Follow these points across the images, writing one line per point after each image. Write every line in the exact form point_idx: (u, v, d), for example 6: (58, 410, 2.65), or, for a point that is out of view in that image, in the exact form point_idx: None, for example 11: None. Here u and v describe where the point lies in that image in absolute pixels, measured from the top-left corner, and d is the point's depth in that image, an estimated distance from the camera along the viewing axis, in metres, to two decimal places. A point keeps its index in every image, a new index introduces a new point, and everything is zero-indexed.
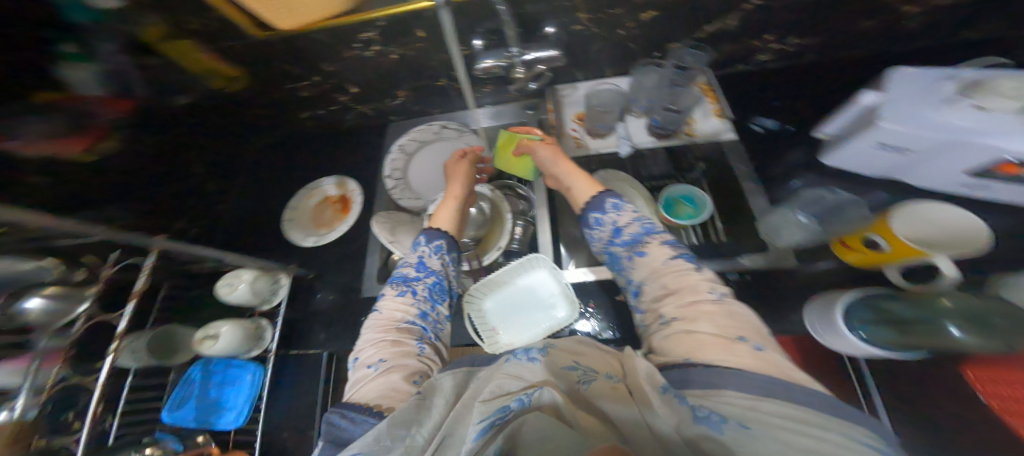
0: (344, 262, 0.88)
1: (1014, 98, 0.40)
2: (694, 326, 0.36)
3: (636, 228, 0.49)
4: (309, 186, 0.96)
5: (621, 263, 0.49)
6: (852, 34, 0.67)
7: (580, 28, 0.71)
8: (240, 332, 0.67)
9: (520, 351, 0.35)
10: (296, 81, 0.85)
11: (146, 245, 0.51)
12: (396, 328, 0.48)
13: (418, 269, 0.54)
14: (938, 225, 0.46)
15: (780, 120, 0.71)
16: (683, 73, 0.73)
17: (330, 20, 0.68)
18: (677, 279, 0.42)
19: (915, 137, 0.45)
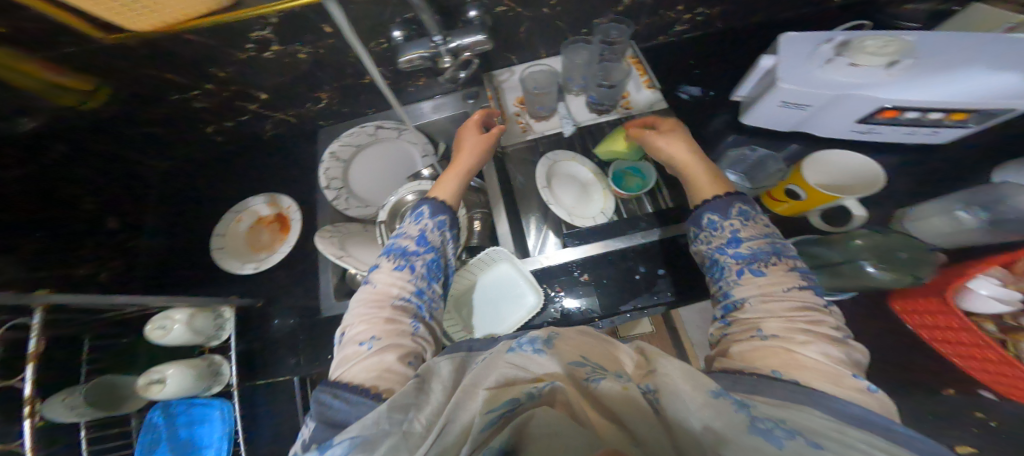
0: (291, 285, 0.82)
1: (880, 54, 0.44)
2: (793, 344, 0.33)
3: (763, 243, 0.41)
4: (235, 208, 0.88)
5: (724, 275, 0.42)
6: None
7: (503, 10, 0.70)
8: (197, 371, 0.62)
9: (524, 341, 0.33)
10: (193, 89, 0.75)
11: (25, 301, 0.44)
12: (390, 305, 0.44)
13: (418, 242, 0.49)
14: (844, 169, 0.50)
15: (704, 86, 0.75)
16: (610, 48, 0.75)
17: (208, 18, 0.60)
18: (793, 307, 0.36)
19: (811, 93, 0.49)
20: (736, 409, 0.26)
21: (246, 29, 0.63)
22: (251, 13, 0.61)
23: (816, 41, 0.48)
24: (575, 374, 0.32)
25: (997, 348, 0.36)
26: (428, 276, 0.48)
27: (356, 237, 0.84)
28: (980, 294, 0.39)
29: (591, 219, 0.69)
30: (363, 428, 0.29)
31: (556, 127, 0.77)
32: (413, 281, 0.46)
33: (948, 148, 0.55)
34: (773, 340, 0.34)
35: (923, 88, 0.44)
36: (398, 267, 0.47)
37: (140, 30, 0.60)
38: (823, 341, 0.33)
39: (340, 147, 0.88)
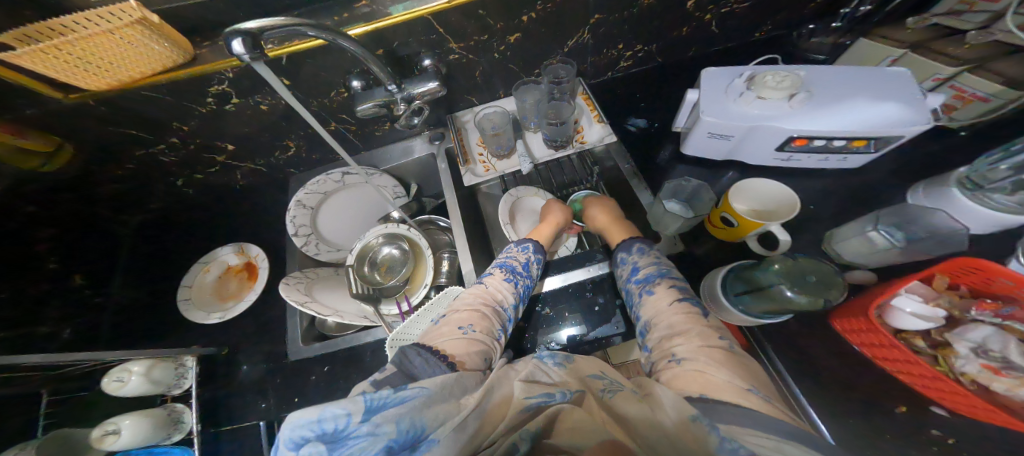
0: (250, 342, 0.79)
1: (779, 88, 0.49)
2: (708, 367, 0.37)
3: (652, 269, 0.52)
4: (203, 259, 0.86)
5: (634, 301, 0.52)
6: (682, 38, 0.79)
7: (456, 57, 0.73)
8: (151, 421, 0.59)
9: (547, 356, 0.40)
10: (154, 146, 0.77)
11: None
12: (492, 308, 0.52)
13: (527, 267, 0.59)
14: (769, 195, 0.53)
15: (649, 119, 0.78)
16: (558, 87, 0.78)
17: (160, 76, 0.62)
18: (685, 320, 0.44)
19: (728, 126, 0.53)
20: (709, 430, 0.29)
21: (205, 83, 0.65)
22: (206, 70, 0.62)
23: (727, 78, 0.54)
24: (588, 385, 0.38)
25: (929, 367, 0.37)
26: (522, 297, 0.57)
27: (325, 282, 0.83)
28: (905, 312, 0.40)
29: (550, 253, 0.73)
30: (432, 384, 0.35)
31: (515, 165, 0.80)
32: (514, 294, 0.56)
33: (867, 170, 0.59)
34: (688, 364, 0.38)
35: (826, 117, 0.49)
36: (507, 279, 0.57)
37: (89, 89, 0.61)
38: (728, 363, 0.37)
39: (306, 195, 0.87)
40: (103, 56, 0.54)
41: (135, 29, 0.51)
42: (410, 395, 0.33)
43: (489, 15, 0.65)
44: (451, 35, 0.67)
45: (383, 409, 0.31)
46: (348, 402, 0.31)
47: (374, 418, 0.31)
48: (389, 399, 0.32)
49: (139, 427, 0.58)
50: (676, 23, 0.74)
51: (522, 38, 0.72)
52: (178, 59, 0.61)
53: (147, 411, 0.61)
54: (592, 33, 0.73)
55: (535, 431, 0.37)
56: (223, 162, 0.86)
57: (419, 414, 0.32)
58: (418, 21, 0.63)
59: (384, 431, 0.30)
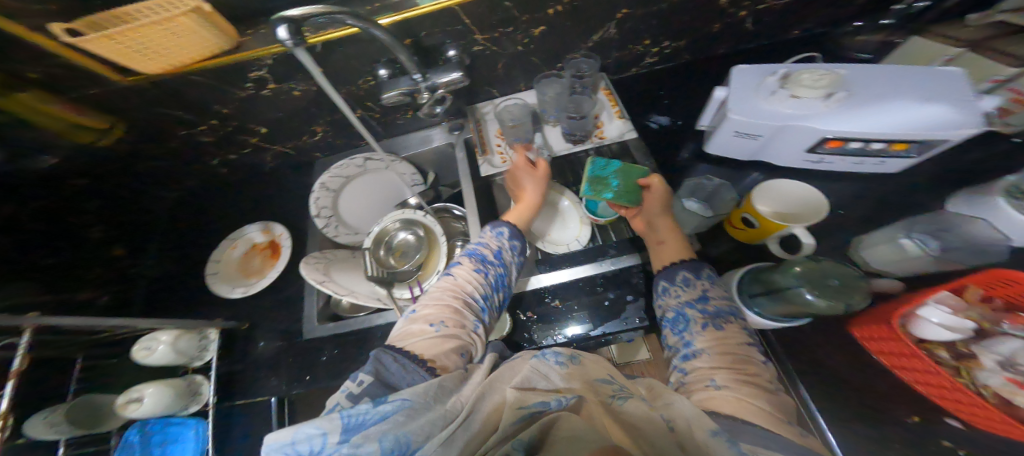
0: (270, 316, 0.83)
1: (814, 86, 0.47)
2: (745, 394, 0.36)
3: (722, 303, 0.46)
4: (230, 236, 0.90)
5: (688, 326, 0.45)
6: (712, 35, 0.76)
7: (480, 49, 0.74)
8: (172, 390, 0.64)
9: (549, 353, 0.42)
10: (193, 127, 0.81)
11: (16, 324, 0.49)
12: (461, 300, 0.50)
13: (498, 256, 0.56)
14: (793, 197, 0.52)
15: (672, 117, 0.77)
16: (580, 81, 0.77)
17: (207, 61, 0.66)
18: (736, 354, 0.41)
19: (755, 125, 0.52)
20: (728, 446, 0.30)
21: (244, 69, 0.68)
22: (248, 56, 0.66)
23: (759, 75, 0.52)
24: (598, 390, 0.39)
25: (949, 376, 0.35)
26: (495, 288, 0.54)
27: (341, 263, 0.86)
28: (931, 322, 0.38)
29: (564, 246, 0.71)
30: (412, 393, 0.35)
31: (533, 157, 0.79)
32: (484, 284, 0.53)
33: (900, 178, 0.56)
34: (726, 391, 0.37)
35: (862, 120, 0.47)
36: (476, 270, 0.54)
37: (141, 72, 0.66)
38: (766, 395, 0.37)
39: (329, 178, 0.89)
40: (159, 42, 0.58)
41: (189, 17, 0.55)
42: (390, 409, 0.33)
43: (516, 7, 0.65)
44: (477, 25, 0.68)
45: (361, 428, 0.31)
46: (324, 421, 0.31)
47: (352, 437, 0.31)
48: (368, 414, 0.32)
49: (159, 397, 0.62)
50: (707, 19, 0.72)
51: (547, 31, 0.71)
52: (224, 45, 0.64)
53: (168, 381, 0.65)
54: (618, 27, 0.72)
55: (528, 439, 0.34)
56: (254, 143, 0.90)
57: (402, 429, 0.32)
58: (445, 12, 0.64)
59: (364, 450, 0.30)
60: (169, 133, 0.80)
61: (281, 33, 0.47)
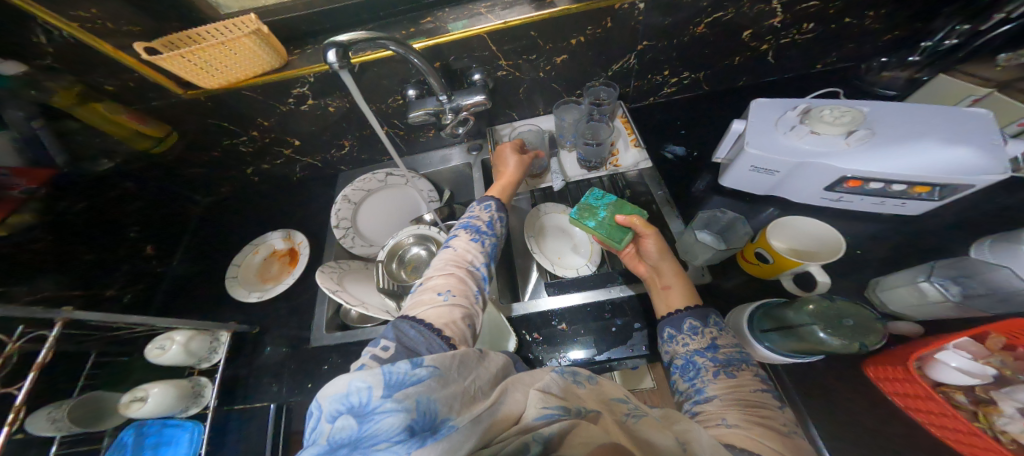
0: (282, 321, 0.84)
1: (835, 122, 0.47)
2: (758, 434, 0.34)
3: (733, 350, 0.44)
4: (254, 242, 0.94)
5: (700, 374, 0.44)
6: (731, 67, 0.78)
7: (504, 74, 0.78)
8: (174, 392, 0.65)
9: (567, 369, 0.39)
10: (236, 138, 0.87)
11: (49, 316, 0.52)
12: (465, 269, 0.52)
13: (490, 226, 0.59)
14: (809, 234, 0.51)
15: (688, 147, 0.77)
16: (598, 108, 0.79)
17: (258, 77, 0.72)
18: (751, 400, 0.39)
19: (773, 160, 0.51)
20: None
21: (289, 86, 0.74)
22: (294, 74, 0.72)
23: (779, 110, 0.52)
24: (613, 407, 0.37)
25: (966, 422, 0.35)
26: (489, 256, 0.57)
27: (354, 274, 0.88)
28: (949, 366, 0.37)
29: (574, 270, 0.71)
30: (441, 362, 0.35)
31: (546, 181, 0.81)
32: (482, 254, 0.56)
33: (926, 220, 0.55)
34: (737, 429, 0.35)
35: (886, 159, 0.46)
36: (472, 240, 0.57)
37: (203, 87, 0.72)
38: (782, 440, 0.34)
39: (352, 191, 0.94)
40: (222, 60, 0.64)
41: (250, 38, 0.62)
42: (426, 374, 0.33)
43: (541, 37, 0.69)
44: (503, 52, 0.72)
45: (403, 386, 0.32)
46: (369, 375, 0.32)
47: (394, 394, 0.31)
48: (407, 375, 0.33)
49: (163, 397, 0.63)
50: (727, 51, 0.74)
51: (568, 59, 0.74)
52: (274, 63, 0.71)
53: (173, 382, 0.66)
54: (638, 59, 0.74)
55: (548, 435, 0.31)
56: (287, 155, 0.96)
57: (435, 396, 0.32)
58: (475, 39, 0.68)
59: (404, 407, 0.30)
60: (215, 143, 0.87)
61: (331, 55, 0.51)
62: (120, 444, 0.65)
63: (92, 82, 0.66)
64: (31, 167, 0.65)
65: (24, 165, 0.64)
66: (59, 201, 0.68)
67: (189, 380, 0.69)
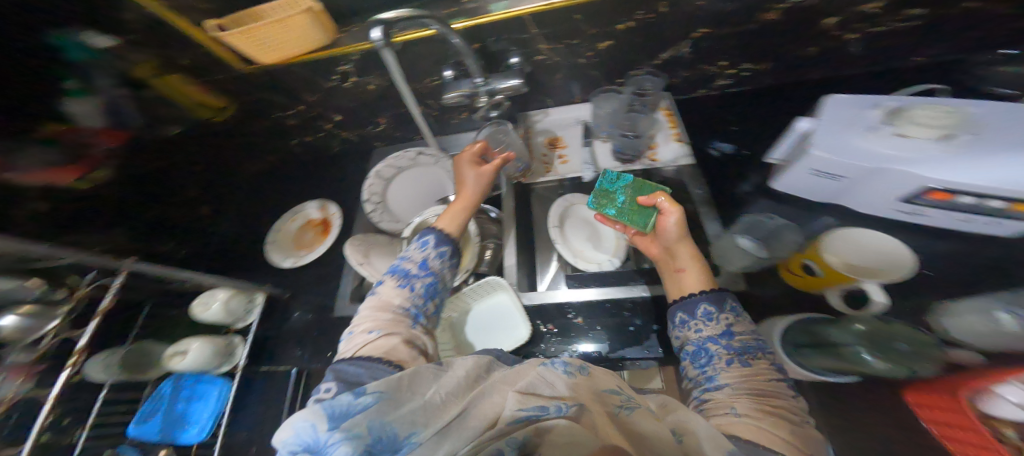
0: (313, 288, 0.89)
1: (927, 125, 0.43)
2: (764, 423, 0.36)
3: (748, 337, 0.44)
4: (292, 210, 0.99)
5: (711, 361, 0.44)
6: (805, 58, 0.70)
7: (542, 58, 0.75)
8: (210, 349, 0.72)
9: (555, 361, 0.40)
10: (282, 111, 0.91)
11: (114, 265, 0.59)
12: (390, 314, 0.52)
13: (419, 267, 0.57)
14: (865, 248, 0.47)
15: (736, 145, 0.72)
16: (642, 99, 0.73)
17: (309, 55, 0.75)
18: (762, 389, 0.40)
19: (843, 164, 0.47)
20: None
21: (334, 63, 0.77)
22: (339, 52, 0.74)
23: (859, 108, 0.48)
24: (605, 399, 0.39)
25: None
26: (423, 296, 0.55)
27: (381, 248, 0.89)
28: (1006, 401, 0.32)
29: (597, 265, 0.70)
30: (388, 385, 0.36)
31: (577, 170, 0.81)
32: (410, 297, 0.54)
33: (1005, 249, 0.49)
34: (745, 418, 0.36)
35: (983, 171, 0.41)
36: (399, 285, 0.55)
37: (259, 63, 0.76)
38: (790, 428, 0.35)
39: (385, 167, 0.96)
40: (278, 37, 0.68)
41: (303, 17, 0.64)
42: (373, 400, 0.35)
43: (586, 21, 0.65)
44: (544, 35, 0.69)
45: (347, 416, 0.34)
46: (312, 414, 0.34)
47: (342, 424, 0.33)
48: (351, 404, 0.35)
49: (201, 353, 0.71)
50: (795, 43, 0.67)
51: (613, 45, 0.70)
52: (320, 42, 0.73)
53: (210, 339, 0.74)
54: (692, 47, 0.69)
55: (521, 438, 0.33)
56: (326, 129, 0.99)
57: (385, 417, 0.34)
58: (516, 20, 0.66)
59: (355, 435, 0.32)
60: (263, 115, 0.91)
61: (374, 34, 0.51)
62: (159, 394, 0.71)
63: (162, 56, 0.72)
64: (111, 128, 0.76)
65: (105, 127, 0.75)
66: (126, 163, 0.77)
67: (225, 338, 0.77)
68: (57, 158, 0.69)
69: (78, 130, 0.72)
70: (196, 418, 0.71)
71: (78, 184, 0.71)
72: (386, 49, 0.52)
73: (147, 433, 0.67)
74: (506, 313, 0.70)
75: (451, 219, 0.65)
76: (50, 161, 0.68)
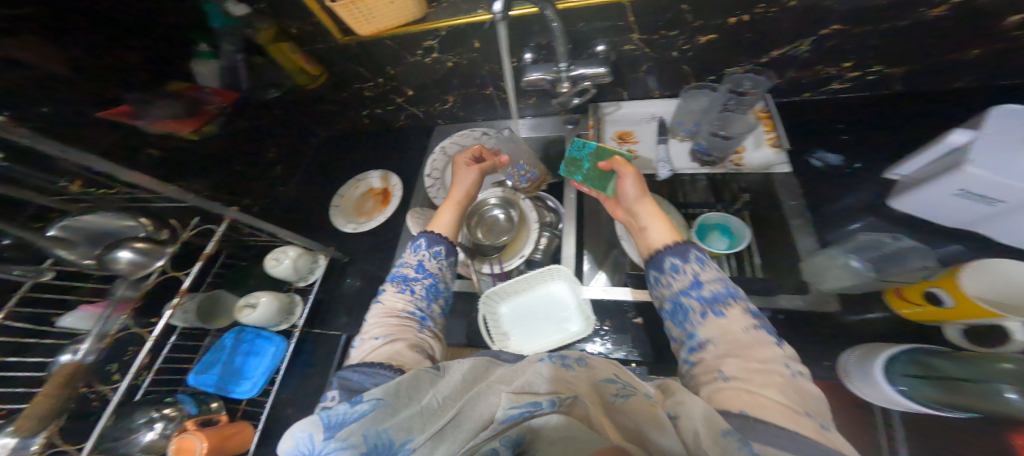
0: (373, 253, 0.98)
1: None
2: (757, 388, 0.35)
3: (718, 286, 0.45)
4: (357, 177, 1.05)
5: (688, 316, 0.46)
6: (959, 62, 0.61)
7: (631, 48, 0.71)
8: (275, 305, 0.82)
9: (556, 355, 0.39)
10: (362, 83, 0.93)
11: (220, 212, 0.62)
12: (395, 316, 0.58)
13: (417, 270, 0.63)
14: (1011, 282, 0.43)
15: (845, 155, 0.67)
16: (738, 98, 0.68)
17: (401, 28, 0.76)
18: (746, 344, 0.40)
19: (1008, 187, 0.42)
20: (738, 447, 0.28)
21: (422, 38, 0.78)
22: (428, 27, 0.75)
23: None
24: (599, 391, 0.37)
25: None
26: (426, 297, 0.62)
27: None
28: None
29: None
30: (384, 393, 0.36)
31: (651, 168, 0.77)
32: (411, 300, 0.61)
33: None
34: (733, 383, 0.37)
35: None
36: (400, 290, 0.62)
37: (356, 34, 0.78)
38: (783, 389, 0.35)
39: (450, 144, 0.98)
40: (380, 8, 0.70)
41: None
42: (368, 407, 0.35)
43: (692, 12, 0.61)
44: (639, 26, 0.65)
45: (344, 425, 0.34)
46: (310, 424, 0.35)
47: (337, 434, 0.34)
48: (348, 413, 0.35)
49: (268, 307, 0.80)
50: (938, 50, 0.59)
51: (717, 39, 0.65)
52: (415, 15, 0.74)
53: (276, 295, 0.83)
54: (812, 46, 0.63)
55: (516, 437, 0.34)
56: (397, 103, 1.01)
57: (383, 426, 0.34)
58: (612, 7, 0.62)
59: (352, 444, 0.33)
60: (345, 86, 0.95)
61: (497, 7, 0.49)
62: (221, 346, 0.83)
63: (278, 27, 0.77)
64: (226, 90, 0.85)
65: (220, 88, 0.84)
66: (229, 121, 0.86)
67: (286, 295, 0.86)
68: (179, 110, 0.77)
69: (199, 89, 0.82)
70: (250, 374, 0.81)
71: (191, 135, 0.79)
72: (502, 23, 0.50)
73: (205, 383, 0.79)
74: (550, 313, 0.79)
75: (443, 223, 0.72)
76: (176, 113, 0.77)
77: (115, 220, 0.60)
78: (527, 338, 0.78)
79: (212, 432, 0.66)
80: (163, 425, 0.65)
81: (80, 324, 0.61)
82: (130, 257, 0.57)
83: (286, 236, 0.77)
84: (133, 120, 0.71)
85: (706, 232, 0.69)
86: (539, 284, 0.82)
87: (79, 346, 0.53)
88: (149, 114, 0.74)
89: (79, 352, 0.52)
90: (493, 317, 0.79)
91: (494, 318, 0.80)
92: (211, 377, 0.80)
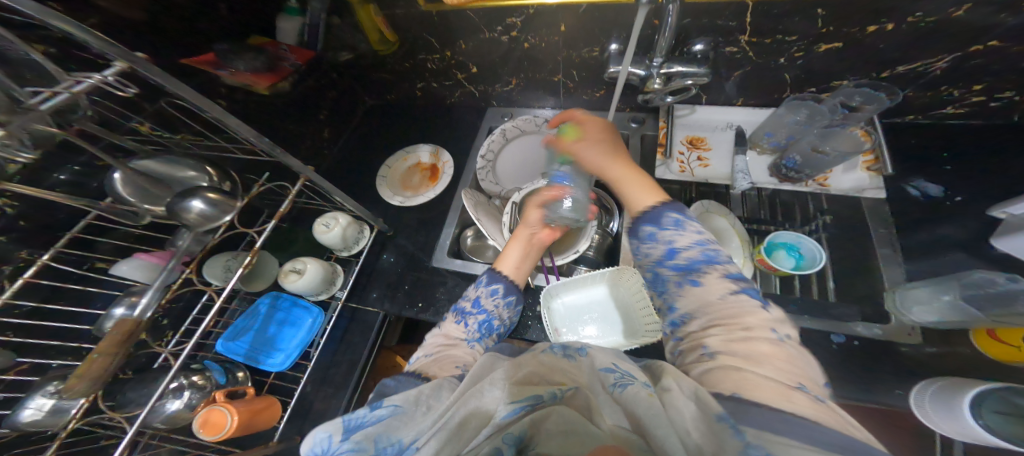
0: (413, 229, 0.93)
1: None
2: (746, 364, 0.35)
3: (694, 253, 0.46)
4: (406, 149, 1.02)
5: (667, 287, 0.47)
6: None
7: (732, 51, 0.68)
8: (319, 274, 0.77)
9: (555, 346, 0.41)
10: (429, 54, 0.89)
11: (297, 170, 0.61)
12: (450, 344, 0.56)
13: (474, 305, 0.62)
14: None
15: (946, 188, 0.67)
16: (848, 114, 0.69)
17: (491, 1, 0.71)
18: (734, 315, 0.40)
19: None
20: (732, 434, 0.27)
21: (507, 13, 0.74)
22: (519, 3, 0.71)
23: None
24: (601, 379, 0.36)
25: None
26: (478, 332, 0.59)
27: (490, 207, 0.89)
28: None
29: None
30: (403, 400, 0.36)
31: (725, 179, 0.76)
32: (464, 331, 0.59)
33: None
34: (721, 359, 0.37)
35: None
36: (456, 322, 0.60)
37: (441, 3, 0.73)
38: (772, 359, 0.35)
39: (511, 127, 0.96)
40: None
41: None
42: (385, 413, 0.35)
43: (826, 17, 0.59)
44: (754, 27, 0.63)
45: (360, 429, 0.34)
46: (329, 425, 0.34)
47: (353, 436, 0.33)
48: (365, 417, 0.34)
49: (313, 275, 0.76)
50: None
51: (835, 49, 0.64)
52: None
53: (321, 264, 0.79)
54: (951, 63, 0.61)
55: (517, 435, 0.35)
56: (456, 79, 0.96)
57: (396, 432, 0.34)
58: (733, 4, 0.59)
59: (364, 448, 0.32)
60: (410, 55, 0.90)
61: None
62: (256, 312, 0.78)
63: None
64: (302, 47, 0.83)
65: (296, 45, 0.83)
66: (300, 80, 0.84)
67: (329, 265, 0.82)
68: (261, 66, 0.75)
69: (277, 45, 0.79)
70: (282, 346, 0.76)
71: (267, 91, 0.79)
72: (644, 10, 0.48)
73: (234, 351, 0.74)
74: (607, 312, 0.77)
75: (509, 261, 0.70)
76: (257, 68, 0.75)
77: (176, 169, 0.56)
78: (583, 336, 0.76)
79: (244, 405, 0.60)
80: (190, 394, 0.61)
81: (133, 273, 0.58)
82: (202, 208, 0.54)
83: (343, 203, 0.73)
84: (217, 72, 0.70)
85: (772, 251, 0.66)
86: (596, 283, 0.79)
87: (138, 300, 0.49)
88: (231, 64, 0.71)
89: (138, 307, 0.48)
90: (551, 314, 0.76)
91: (550, 314, 0.77)
92: (240, 346, 0.75)
